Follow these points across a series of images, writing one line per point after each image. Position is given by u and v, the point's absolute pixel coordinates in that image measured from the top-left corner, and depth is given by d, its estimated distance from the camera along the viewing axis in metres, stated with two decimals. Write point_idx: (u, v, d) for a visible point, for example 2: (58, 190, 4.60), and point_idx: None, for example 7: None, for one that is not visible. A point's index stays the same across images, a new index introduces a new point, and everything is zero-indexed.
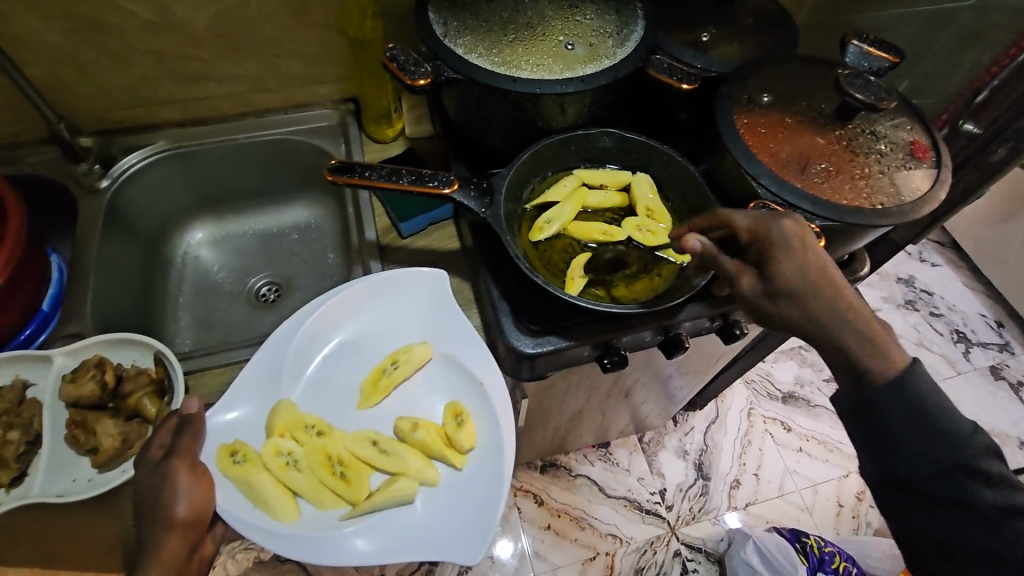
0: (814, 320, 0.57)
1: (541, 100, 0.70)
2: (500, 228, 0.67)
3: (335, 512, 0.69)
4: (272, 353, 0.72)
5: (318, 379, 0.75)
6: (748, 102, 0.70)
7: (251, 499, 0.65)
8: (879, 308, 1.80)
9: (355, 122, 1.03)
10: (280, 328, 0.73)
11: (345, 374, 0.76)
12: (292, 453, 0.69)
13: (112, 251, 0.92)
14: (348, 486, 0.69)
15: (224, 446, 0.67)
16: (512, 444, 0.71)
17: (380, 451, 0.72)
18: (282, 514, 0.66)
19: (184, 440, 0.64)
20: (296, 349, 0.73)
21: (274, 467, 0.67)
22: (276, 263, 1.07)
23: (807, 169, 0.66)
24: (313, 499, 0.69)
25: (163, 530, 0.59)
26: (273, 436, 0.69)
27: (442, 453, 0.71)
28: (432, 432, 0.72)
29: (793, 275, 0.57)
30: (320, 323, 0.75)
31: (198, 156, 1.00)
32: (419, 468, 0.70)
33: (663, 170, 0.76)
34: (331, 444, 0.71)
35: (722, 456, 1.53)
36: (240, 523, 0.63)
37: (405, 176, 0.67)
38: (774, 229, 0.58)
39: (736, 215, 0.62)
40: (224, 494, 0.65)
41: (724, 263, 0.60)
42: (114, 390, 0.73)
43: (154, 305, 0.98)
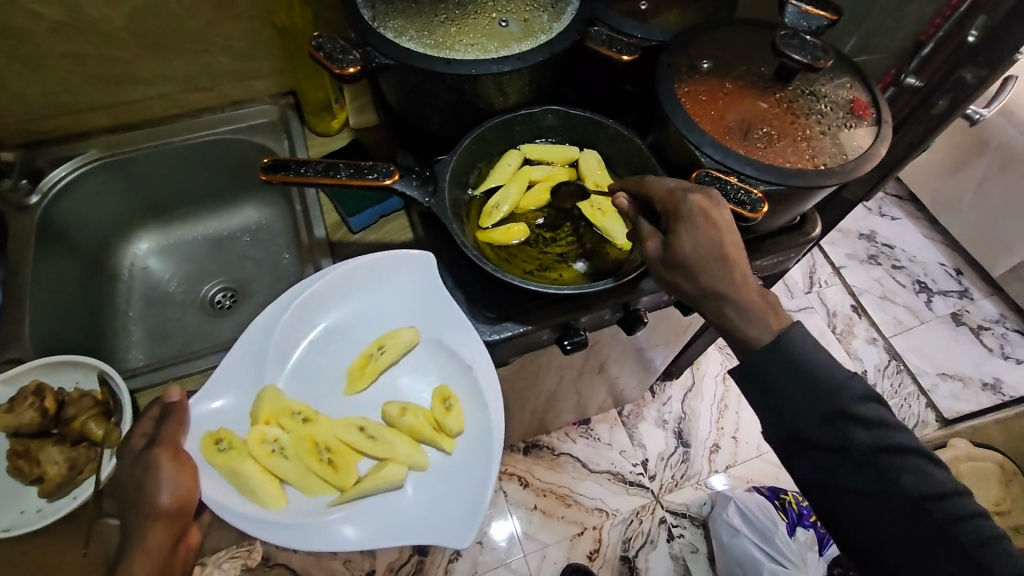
0: (702, 291, 0.58)
1: (479, 81, 0.68)
2: (446, 216, 0.66)
3: (323, 499, 0.67)
4: (251, 343, 0.68)
5: (304, 365, 0.71)
6: (689, 70, 0.69)
7: (236, 487, 0.64)
8: (843, 265, 1.83)
9: (296, 116, 0.99)
10: (262, 314, 0.69)
11: (330, 361, 0.73)
12: (278, 440, 0.67)
13: (51, 268, 0.88)
14: (336, 473, 0.68)
15: (209, 434, 0.65)
16: (502, 429, 0.69)
17: (368, 437, 0.70)
18: (269, 502, 0.64)
19: (169, 428, 0.64)
20: (280, 335, 0.69)
21: (260, 455, 0.65)
22: (232, 266, 1.04)
23: (749, 135, 0.65)
24: (300, 486, 0.67)
25: (148, 520, 0.61)
26: (259, 424, 0.67)
27: (431, 438, 0.69)
28: (420, 416, 0.70)
29: (689, 247, 0.58)
30: (306, 307, 0.71)
31: (134, 161, 0.96)
32: (408, 453, 0.69)
33: (609, 143, 0.75)
34: (318, 431, 0.69)
35: (701, 422, 1.56)
36: (226, 511, 0.62)
37: (342, 170, 0.65)
38: (683, 201, 0.59)
39: (663, 185, 0.61)
40: (209, 481, 0.63)
41: (639, 227, 0.62)
42: (56, 415, 0.70)
43: (102, 321, 0.94)
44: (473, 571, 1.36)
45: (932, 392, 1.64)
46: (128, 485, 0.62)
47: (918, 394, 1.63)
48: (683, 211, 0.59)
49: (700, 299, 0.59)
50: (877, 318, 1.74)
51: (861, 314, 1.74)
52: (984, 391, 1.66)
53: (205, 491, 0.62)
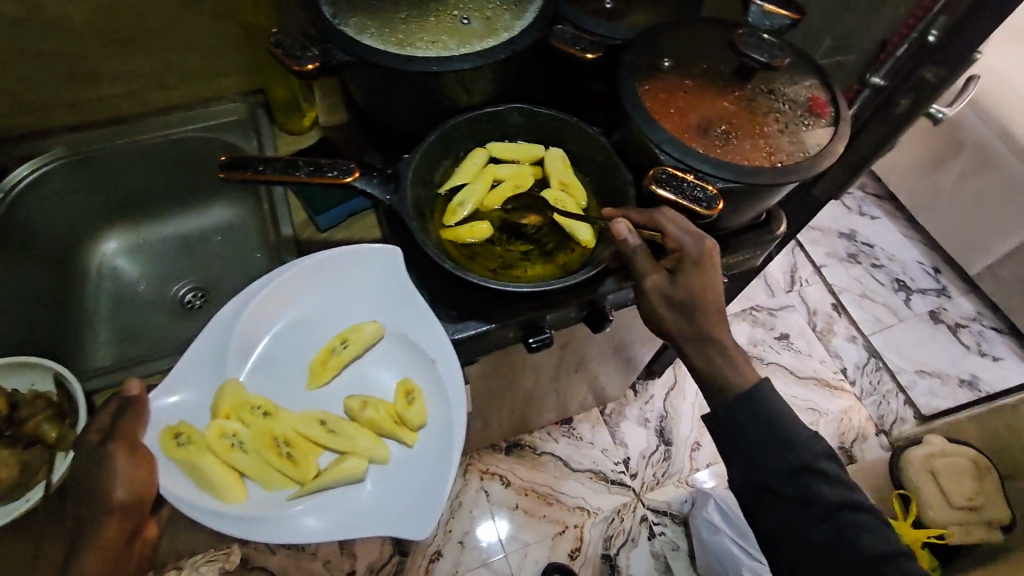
0: (697, 335, 0.59)
1: (441, 79, 0.68)
2: (406, 213, 0.66)
3: (283, 492, 0.66)
4: (211, 336, 0.67)
5: (266, 359, 0.71)
6: (650, 69, 0.69)
7: (195, 481, 0.63)
8: (823, 264, 1.85)
9: (265, 113, 0.98)
10: (224, 308, 0.69)
11: (293, 355, 0.72)
12: (237, 434, 0.66)
13: (13, 268, 0.87)
14: (296, 467, 0.66)
15: (167, 428, 0.64)
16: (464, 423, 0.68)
17: (329, 430, 0.69)
18: (227, 496, 0.64)
19: (126, 422, 0.62)
20: (241, 329, 0.68)
21: (219, 449, 0.65)
22: (202, 267, 1.04)
23: (708, 132, 0.66)
24: (260, 479, 0.66)
25: (102, 515, 0.59)
26: (218, 418, 0.66)
27: (392, 431, 0.68)
28: (381, 410, 0.69)
29: (698, 292, 0.58)
30: (269, 301, 0.70)
31: (99, 160, 0.94)
32: (369, 446, 0.68)
33: (575, 142, 0.75)
34: (279, 425, 0.68)
35: (681, 421, 1.56)
36: (184, 504, 0.61)
37: (303, 167, 0.64)
38: (698, 248, 0.59)
39: (673, 222, 0.61)
40: (167, 475, 0.62)
41: (638, 262, 0.61)
42: (9, 417, 0.70)
43: (68, 322, 0.93)
44: (454, 571, 1.35)
45: (910, 389, 1.65)
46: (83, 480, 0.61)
47: (896, 391, 1.65)
48: (693, 255, 0.59)
49: (689, 339, 0.59)
50: (856, 316, 1.76)
51: (841, 312, 1.76)
52: (961, 388, 1.67)
53: (162, 483, 0.61)
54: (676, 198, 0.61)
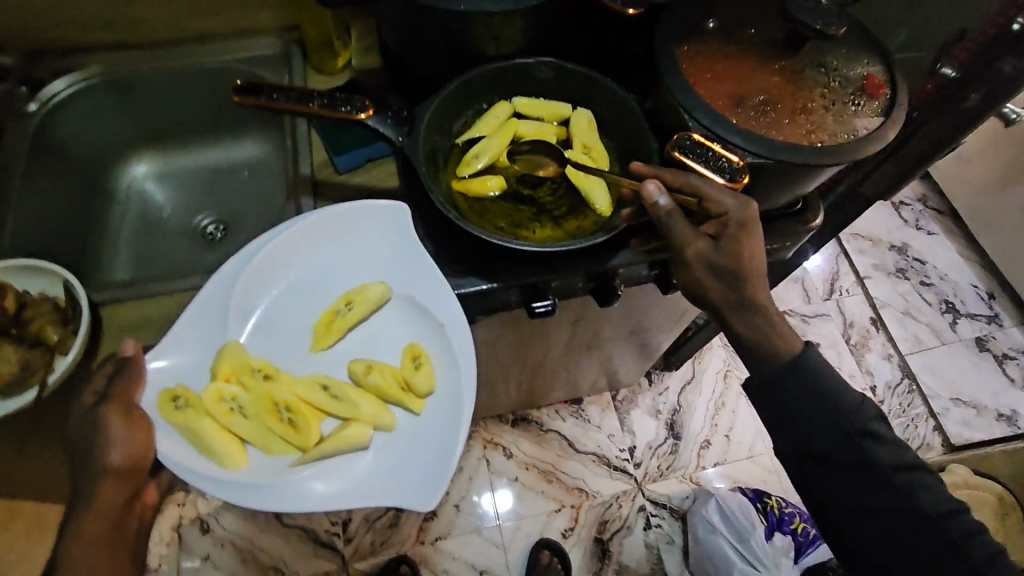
0: (738, 301, 0.59)
1: (469, 21, 0.64)
2: (416, 158, 0.63)
3: (285, 458, 0.66)
4: (207, 300, 0.65)
5: (267, 322, 0.69)
6: (693, 29, 0.64)
7: (195, 447, 0.62)
8: (868, 275, 1.75)
9: (299, 51, 0.97)
10: (222, 270, 0.66)
11: (297, 318, 0.70)
12: (237, 398, 0.64)
13: (43, 179, 0.89)
14: (297, 433, 0.65)
15: (166, 392, 0.63)
16: (473, 388, 0.66)
17: (332, 396, 0.67)
18: (229, 462, 0.63)
19: (120, 386, 0.62)
20: (238, 293, 0.66)
21: (218, 413, 0.64)
22: (226, 200, 1.04)
23: (744, 103, 0.61)
24: (262, 446, 0.66)
25: (99, 477, 0.62)
26: (216, 381, 0.64)
27: (398, 399, 0.66)
28: (387, 376, 0.67)
29: (743, 257, 0.58)
30: (270, 260, 0.68)
31: (135, 82, 0.95)
32: (373, 413, 0.66)
33: (605, 104, 0.71)
34: (279, 389, 0.66)
35: (694, 416, 1.52)
36: (184, 470, 0.60)
37: (315, 99, 0.63)
38: (742, 211, 0.57)
39: (709, 185, 0.57)
40: (167, 441, 0.61)
41: (677, 228, 0.58)
42: (16, 315, 0.73)
43: (92, 238, 0.95)
44: (447, 533, 1.36)
45: (942, 416, 1.56)
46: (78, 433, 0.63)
47: (926, 416, 1.56)
48: (733, 218, 0.57)
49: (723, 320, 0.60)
50: (895, 333, 1.66)
51: (879, 327, 1.67)
52: (998, 422, 1.57)
53: (161, 449, 0.61)
54: (697, 166, 0.58)
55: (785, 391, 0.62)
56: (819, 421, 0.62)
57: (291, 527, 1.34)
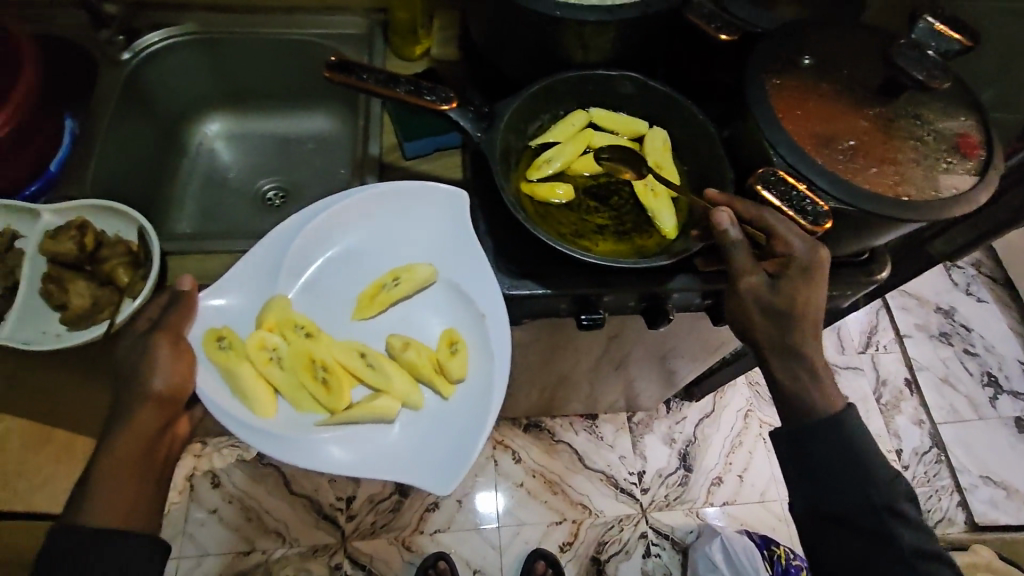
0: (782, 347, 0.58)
1: (563, 26, 0.65)
2: (491, 154, 0.64)
3: (311, 417, 0.66)
4: (265, 251, 0.68)
5: (315, 282, 0.71)
6: (787, 64, 0.64)
7: (229, 387, 0.63)
8: (909, 336, 1.70)
9: (383, 34, 0.99)
10: (283, 224, 0.69)
11: (343, 284, 0.72)
12: (277, 349, 0.66)
13: (127, 124, 0.92)
14: (328, 394, 0.65)
15: (212, 330, 0.65)
16: (504, 383, 0.66)
17: (367, 364, 0.68)
18: (258, 409, 0.63)
19: (173, 318, 0.63)
20: (294, 250, 0.68)
21: (257, 360, 0.65)
22: (289, 168, 1.06)
23: (831, 145, 0.60)
24: (292, 399, 0.66)
25: (139, 401, 0.60)
26: (261, 329, 0.66)
27: (430, 379, 0.67)
28: (423, 355, 0.68)
29: (799, 302, 0.56)
30: (328, 224, 0.70)
31: (224, 43, 0.99)
32: (403, 390, 0.67)
33: (683, 126, 0.71)
34: (318, 349, 0.67)
35: (709, 451, 1.50)
36: (216, 407, 0.61)
37: (402, 84, 0.64)
38: (811, 257, 0.56)
39: (783, 224, 0.56)
40: (204, 376, 0.63)
41: (738, 257, 0.57)
42: (92, 253, 0.73)
43: (161, 186, 0.99)
44: (446, 527, 1.36)
45: (968, 492, 1.50)
46: (126, 357, 0.63)
47: (951, 489, 1.50)
48: (797, 261, 0.56)
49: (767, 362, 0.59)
50: (930, 399, 1.61)
51: (913, 391, 1.62)
52: None
53: (199, 383, 0.62)
54: (781, 205, 0.56)
55: (822, 441, 0.60)
56: (851, 477, 0.61)
57: (298, 495, 1.37)
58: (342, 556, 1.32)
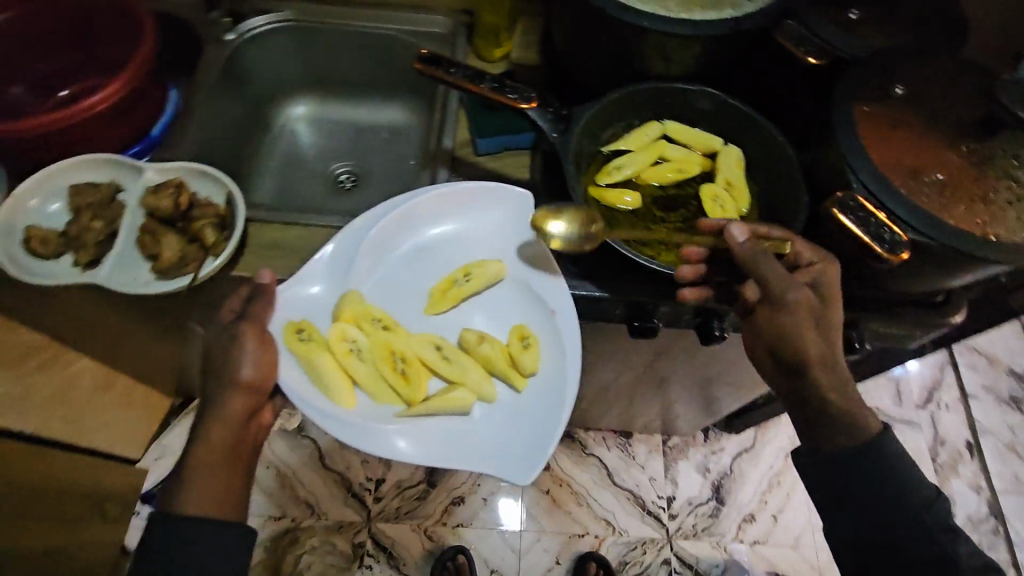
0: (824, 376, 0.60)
1: (648, 37, 0.65)
2: (565, 155, 0.65)
3: (389, 408, 0.69)
4: (341, 246, 0.70)
5: (389, 278, 0.74)
6: (877, 92, 0.62)
7: (310, 379, 0.66)
8: (975, 395, 1.59)
9: (466, 35, 1.03)
10: (357, 219, 0.71)
11: (418, 280, 0.75)
12: (356, 341, 0.69)
13: (224, 99, 0.99)
14: (407, 385, 0.69)
15: (291, 323, 0.68)
16: (577, 373, 0.68)
17: (443, 357, 0.71)
18: (339, 399, 0.67)
19: (257, 307, 0.66)
20: (368, 244, 0.71)
21: (337, 352, 0.68)
22: (363, 154, 1.11)
23: (917, 177, 0.58)
24: (370, 390, 0.69)
25: (228, 391, 0.63)
26: (340, 322, 0.69)
27: (504, 372, 0.70)
28: (496, 349, 0.71)
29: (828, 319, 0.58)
30: (404, 220, 0.73)
31: (319, 32, 1.05)
32: (478, 381, 0.70)
33: (759, 147, 0.70)
34: (396, 341, 0.71)
35: (744, 486, 1.45)
36: (300, 399, 0.64)
37: (487, 82, 0.67)
38: (826, 272, 0.59)
39: (790, 238, 0.61)
40: (287, 367, 0.66)
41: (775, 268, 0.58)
42: (185, 212, 0.79)
43: (246, 160, 1.05)
44: (468, 522, 1.38)
45: None
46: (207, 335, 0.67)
47: (1006, 565, 1.41)
48: (822, 268, 0.60)
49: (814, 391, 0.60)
50: (992, 466, 1.51)
51: (974, 454, 1.52)
52: None
53: (282, 375, 0.65)
54: (858, 229, 0.54)
55: None
56: None
57: (330, 470, 1.41)
58: (365, 535, 1.35)
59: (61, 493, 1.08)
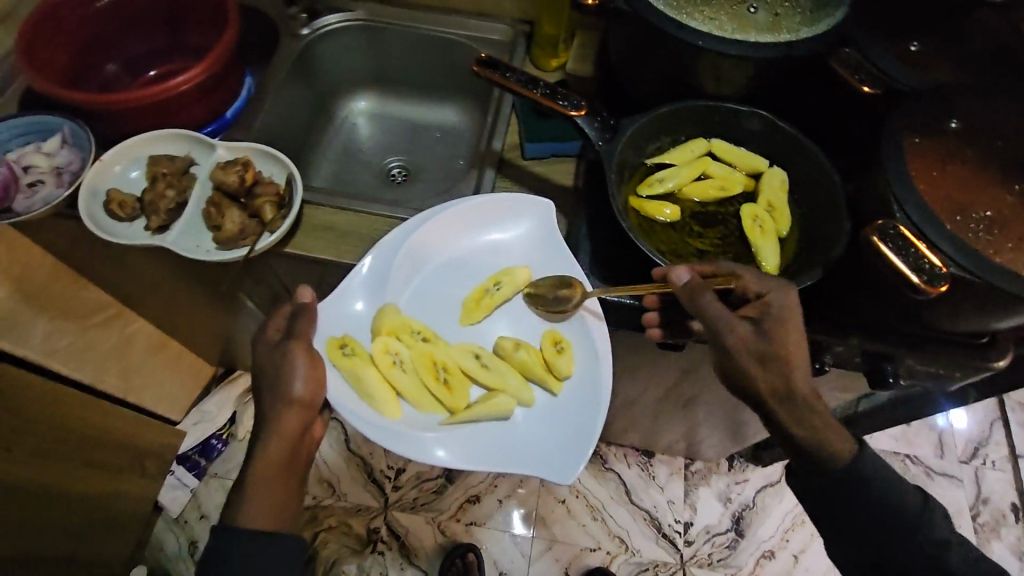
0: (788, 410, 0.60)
1: (701, 55, 0.66)
2: (609, 162, 0.67)
3: (434, 416, 0.72)
4: (380, 261, 0.74)
5: (427, 292, 0.77)
6: (932, 126, 0.62)
7: (357, 392, 0.69)
8: None
9: (524, 44, 1.06)
10: (388, 236, 0.75)
11: (453, 292, 0.78)
12: (399, 354, 0.72)
13: (292, 89, 1.05)
14: (450, 393, 0.72)
15: (334, 339, 0.71)
16: (611, 371, 0.71)
17: (482, 365, 0.74)
18: (386, 410, 0.69)
19: (301, 324, 0.68)
20: (404, 258, 0.74)
21: (381, 364, 0.71)
22: (416, 152, 1.15)
23: (964, 213, 0.57)
24: (414, 401, 0.72)
25: (284, 406, 0.65)
26: (381, 335, 0.72)
27: (541, 376, 0.72)
28: (532, 354, 0.73)
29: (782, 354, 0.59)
30: (439, 234, 0.77)
31: (386, 33, 1.10)
32: (517, 386, 0.72)
33: (805, 172, 0.70)
34: (437, 351, 0.74)
35: (765, 521, 1.41)
36: (350, 412, 0.67)
37: (540, 87, 0.69)
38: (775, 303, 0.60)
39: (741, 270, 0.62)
40: (334, 382, 0.68)
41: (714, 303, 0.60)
42: (249, 188, 0.84)
43: (307, 148, 1.11)
44: (482, 521, 1.39)
45: None
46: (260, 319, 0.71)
47: None
48: (772, 298, 0.60)
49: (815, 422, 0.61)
50: None
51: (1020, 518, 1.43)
52: None
53: (330, 391, 0.67)
54: (895, 259, 0.53)
55: None
56: None
57: (354, 454, 1.46)
58: (381, 521, 1.38)
59: (109, 444, 1.16)
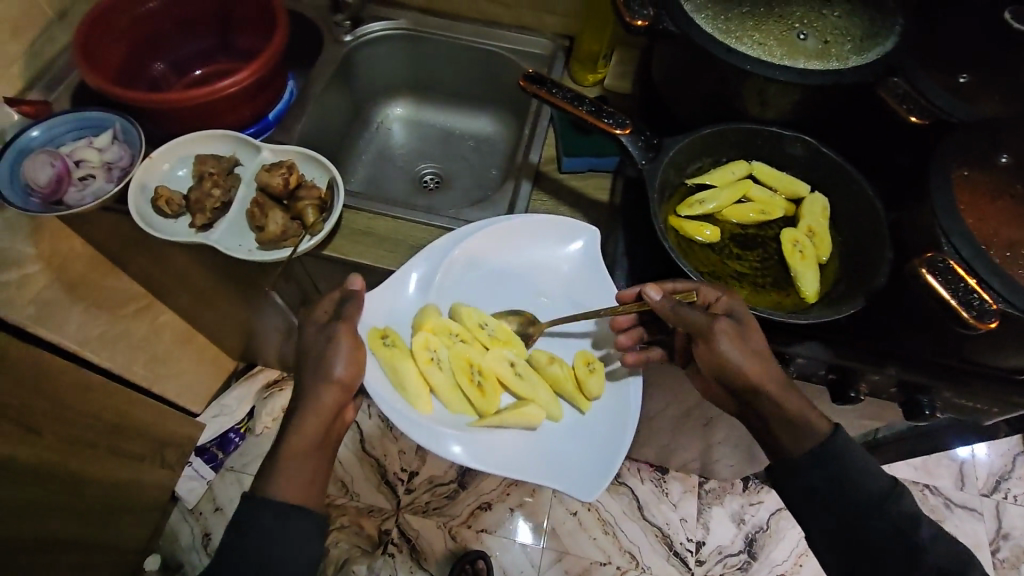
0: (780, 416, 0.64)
1: (747, 79, 0.67)
2: (651, 182, 0.67)
3: (463, 417, 0.72)
4: (429, 260, 0.76)
5: (468, 296, 0.78)
6: (981, 159, 0.63)
7: (393, 382, 0.70)
8: None
9: (564, 59, 1.08)
10: (440, 239, 0.77)
11: (492, 299, 0.79)
12: (438, 352, 0.73)
13: (334, 94, 1.07)
14: (482, 397, 0.72)
15: (377, 329, 0.72)
16: (641, 395, 0.72)
17: (516, 372, 0.74)
18: (417, 403, 0.70)
19: (349, 309, 0.69)
20: (451, 262, 0.76)
21: (419, 359, 0.72)
22: (449, 159, 1.17)
23: (1014, 250, 0.58)
24: (445, 399, 0.72)
25: (323, 387, 0.66)
26: (422, 331, 0.73)
27: (571, 395, 0.73)
28: (564, 371, 0.74)
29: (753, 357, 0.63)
30: (486, 242, 0.78)
31: (427, 43, 1.12)
32: (547, 401, 0.73)
33: (846, 199, 0.70)
34: (475, 354, 0.75)
35: (779, 544, 1.40)
36: (383, 400, 0.68)
37: (586, 105, 0.70)
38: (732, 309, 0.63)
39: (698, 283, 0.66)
40: (372, 370, 0.70)
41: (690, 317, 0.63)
42: (292, 192, 0.86)
43: (344, 152, 1.13)
44: (494, 529, 1.39)
45: None
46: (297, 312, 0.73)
47: None
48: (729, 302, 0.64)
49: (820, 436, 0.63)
50: None
51: None
52: None
53: (368, 377, 0.69)
54: (943, 293, 0.53)
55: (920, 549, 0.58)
56: None
57: (369, 454, 1.47)
58: (392, 523, 1.39)
59: (135, 431, 1.18)
